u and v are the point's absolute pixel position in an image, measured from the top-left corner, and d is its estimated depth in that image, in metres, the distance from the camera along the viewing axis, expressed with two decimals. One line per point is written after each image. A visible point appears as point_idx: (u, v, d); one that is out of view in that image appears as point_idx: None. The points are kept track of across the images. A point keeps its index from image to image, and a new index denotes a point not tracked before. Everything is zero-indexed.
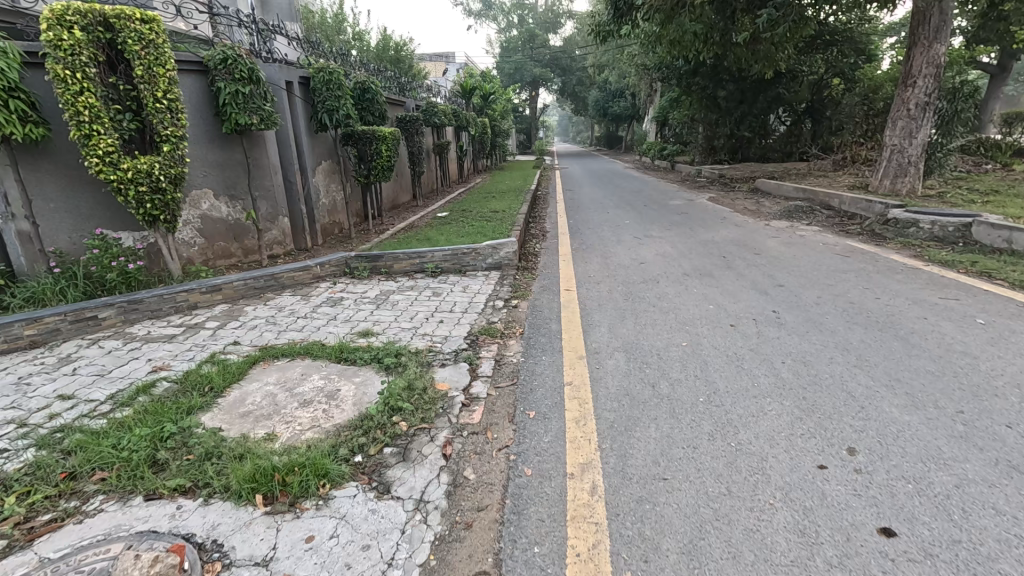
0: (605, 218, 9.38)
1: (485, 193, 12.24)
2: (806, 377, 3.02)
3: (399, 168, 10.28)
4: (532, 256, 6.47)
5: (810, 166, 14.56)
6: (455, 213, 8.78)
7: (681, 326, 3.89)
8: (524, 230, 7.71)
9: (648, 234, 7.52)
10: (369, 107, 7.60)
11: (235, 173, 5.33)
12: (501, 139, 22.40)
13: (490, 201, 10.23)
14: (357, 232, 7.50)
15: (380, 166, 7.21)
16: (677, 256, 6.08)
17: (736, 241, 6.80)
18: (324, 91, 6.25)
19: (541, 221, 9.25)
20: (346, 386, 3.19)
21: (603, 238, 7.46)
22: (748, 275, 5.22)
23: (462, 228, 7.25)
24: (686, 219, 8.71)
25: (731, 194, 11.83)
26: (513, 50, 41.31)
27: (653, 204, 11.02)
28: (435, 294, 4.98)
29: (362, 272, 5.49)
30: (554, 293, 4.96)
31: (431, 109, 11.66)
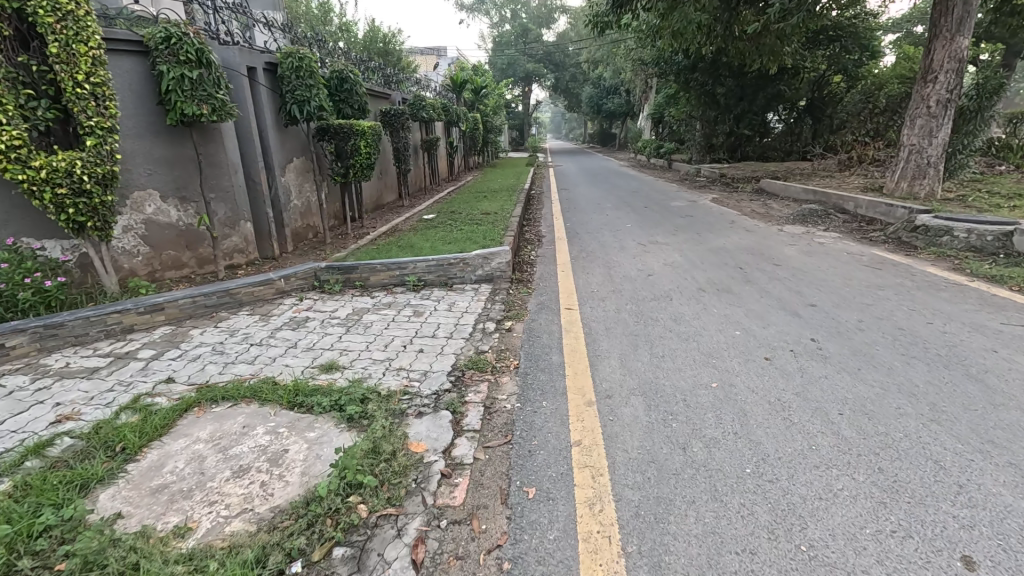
0: (604, 220, 8.77)
1: (476, 193, 11.58)
2: (876, 438, 2.40)
3: (384, 166, 9.58)
4: (527, 265, 5.83)
5: (815, 166, 14.03)
6: (443, 215, 8.12)
7: (707, 359, 3.28)
8: (519, 234, 7.06)
9: (652, 240, 6.91)
10: (348, 98, 6.88)
11: (185, 172, 4.62)
12: (494, 135, 21.72)
13: (481, 202, 9.57)
14: (333, 236, 6.80)
15: (359, 164, 6.53)
16: (689, 267, 5.47)
17: (751, 249, 6.21)
18: (293, 79, 5.54)
19: (537, 224, 8.61)
20: (295, 446, 2.53)
21: (604, 244, 6.83)
22: (771, 290, 4.62)
23: (449, 233, 6.59)
24: (691, 222, 8.12)
25: (735, 195, 11.26)
26: (506, 44, 40.56)
27: (654, 205, 10.42)
28: (415, 314, 4.31)
29: (334, 286, 4.81)
30: (553, 312, 4.33)
31: (419, 103, 10.96)
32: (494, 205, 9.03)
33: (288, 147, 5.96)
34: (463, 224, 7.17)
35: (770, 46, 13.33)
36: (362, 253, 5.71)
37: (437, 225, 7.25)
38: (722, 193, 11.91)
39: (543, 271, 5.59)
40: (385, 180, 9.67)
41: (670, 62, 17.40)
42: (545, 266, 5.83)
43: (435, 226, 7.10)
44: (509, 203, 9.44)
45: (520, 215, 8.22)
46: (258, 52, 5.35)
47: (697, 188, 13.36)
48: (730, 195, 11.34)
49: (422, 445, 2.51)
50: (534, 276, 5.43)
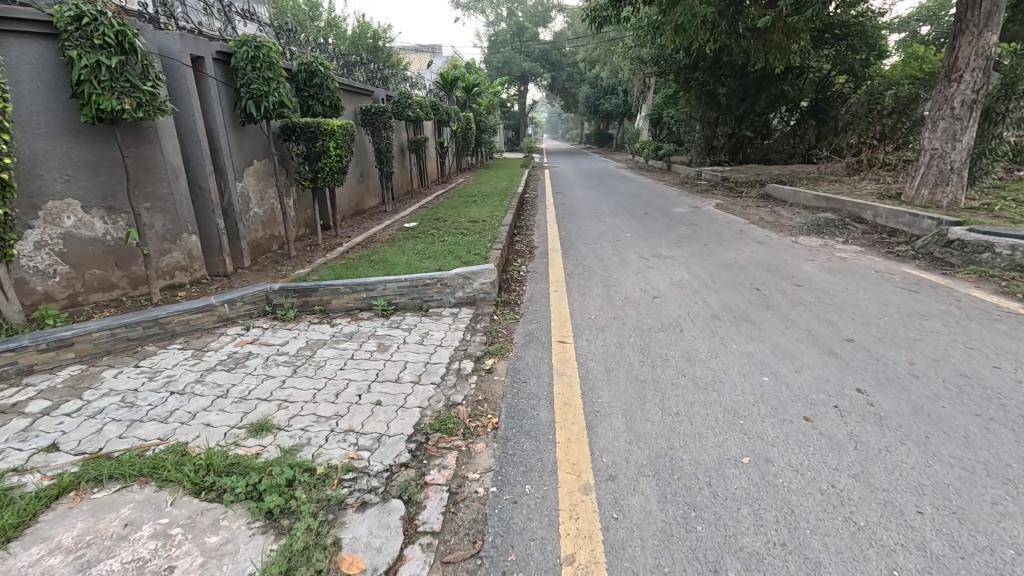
0: (602, 228, 8.13)
1: (467, 196, 10.91)
2: (977, 559, 1.75)
3: (365, 169, 8.90)
4: (515, 284, 5.18)
5: (821, 170, 13.42)
6: (426, 222, 7.45)
7: (731, 419, 2.63)
8: (508, 245, 6.40)
9: (655, 253, 6.27)
10: (318, 94, 6.18)
11: (112, 178, 3.93)
12: (487, 135, 21.03)
13: (470, 208, 8.90)
14: (299, 247, 6.12)
15: (329, 167, 5.86)
16: (698, 288, 4.82)
17: (766, 265, 5.57)
18: (250, 73, 4.85)
19: (529, 232, 7.95)
20: (185, 560, 1.86)
21: (602, 257, 6.18)
22: (796, 319, 3.98)
23: (430, 245, 5.93)
24: (697, 232, 7.48)
25: (740, 201, 10.63)
26: (502, 43, 39.94)
27: (655, 211, 9.79)
28: (379, 348, 3.65)
29: (289, 312, 4.14)
30: (542, 346, 3.67)
31: (404, 101, 10.25)
32: (483, 211, 8.36)
33: (246, 148, 5.27)
34: (446, 235, 6.51)
35: (775, 44, 12.71)
36: (328, 269, 5.04)
37: (418, 235, 6.58)
38: (726, 198, 11.28)
39: (533, 292, 4.93)
40: (367, 184, 8.99)
41: (671, 60, 16.79)
42: (536, 285, 5.17)
43: (416, 237, 6.43)
44: (500, 209, 8.77)
45: (510, 223, 7.56)
46: (207, 40, 4.66)
47: (699, 192, 12.72)
48: (734, 201, 10.72)
49: (358, 562, 1.83)
50: (522, 298, 4.77)
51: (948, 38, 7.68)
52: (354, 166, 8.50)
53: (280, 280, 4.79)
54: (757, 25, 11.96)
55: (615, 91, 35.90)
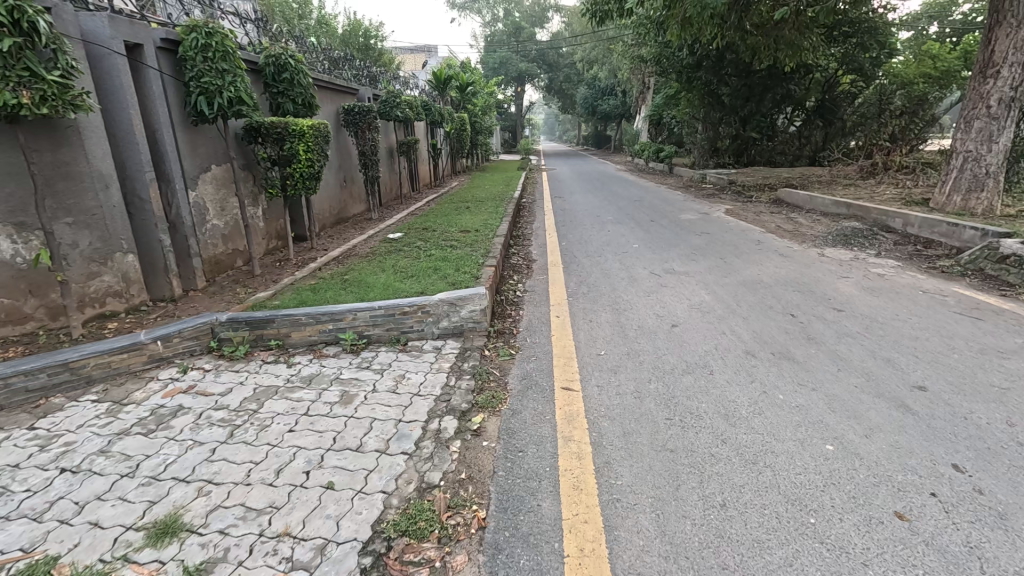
0: (606, 236, 7.46)
1: (459, 201, 10.24)
2: None
3: (348, 173, 8.23)
4: (511, 308, 4.50)
5: (833, 173, 12.83)
6: (414, 232, 6.76)
7: (800, 519, 1.95)
8: (502, 260, 5.73)
9: (667, 268, 5.60)
10: (288, 91, 5.48)
11: (21, 189, 3.24)
12: (483, 137, 20.34)
13: (461, 215, 8.21)
14: (267, 263, 5.42)
15: (299, 173, 5.18)
16: (723, 314, 4.16)
17: (795, 283, 4.91)
18: (200, 64, 4.14)
19: (527, 241, 7.28)
20: None
21: (608, 273, 5.49)
22: (848, 356, 3.31)
23: (414, 261, 5.23)
24: (711, 243, 6.82)
25: (751, 207, 9.97)
26: (498, 44, 39.38)
27: (661, 218, 9.12)
28: (342, 398, 2.95)
29: (238, 349, 3.45)
30: (542, 395, 2.99)
31: (392, 99, 9.55)
32: (476, 220, 7.68)
33: (201, 152, 4.58)
34: (433, 248, 5.81)
35: (786, 39, 12.05)
36: (294, 291, 4.35)
37: (402, 248, 5.90)
38: (735, 203, 10.61)
39: (530, 319, 4.24)
40: (350, 189, 8.31)
41: (674, 58, 16.15)
42: (534, 309, 4.48)
43: (399, 251, 5.75)
44: (494, 216, 8.08)
45: (506, 231, 6.88)
46: (148, 26, 3.98)
47: (706, 197, 12.06)
48: (745, 207, 10.06)
49: None
50: (519, 326, 4.09)
51: (983, 31, 7.05)
52: (335, 170, 7.82)
53: (236, 305, 4.10)
54: (767, 19, 11.31)
55: (613, 92, 35.28)
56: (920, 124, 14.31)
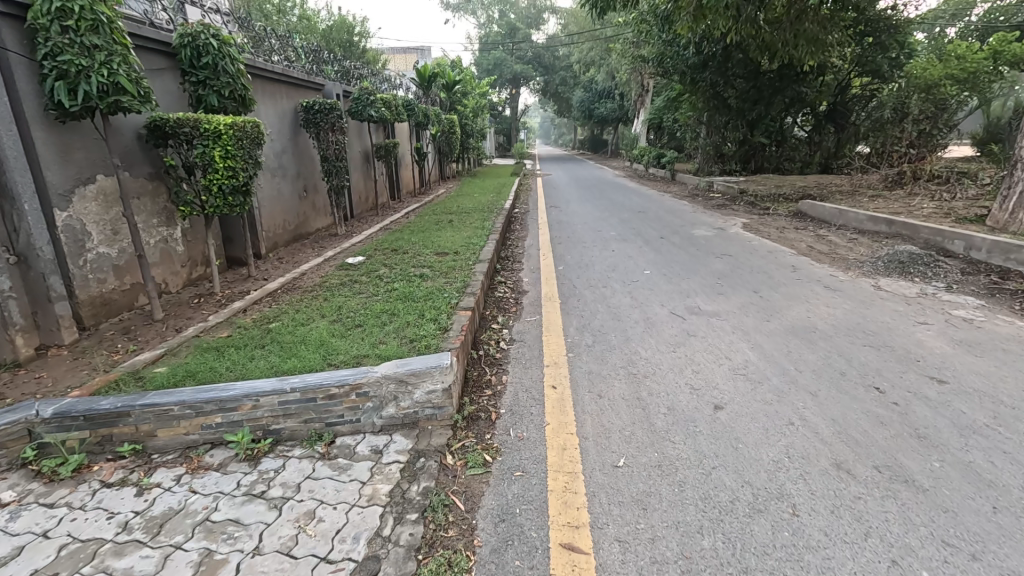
0: (610, 258, 6.32)
1: (442, 213, 9.08)
2: None
3: (309, 181, 7.07)
4: (491, 372, 3.33)
5: (853, 181, 11.83)
6: (381, 255, 5.59)
7: None
8: (484, 295, 4.57)
9: (690, 307, 4.47)
10: (211, 80, 4.28)
11: None
12: (474, 141, 19.20)
13: (440, 231, 7.06)
14: (182, 300, 4.25)
15: (218, 186, 3.97)
16: (782, 386, 3.02)
17: (861, 333, 3.79)
18: (54, 35, 2.95)
19: (517, 265, 6.13)
20: None
21: (617, 313, 4.34)
22: (996, 477, 2.18)
23: (369, 299, 4.07)
24: (738, 269, 5.70)
25: (771, 221, 8.87)
26: (492, 44, 38.38)
27: (670, 233, 8.01)
28: (198, 571, 1.78)
29: (72, 460, 2.28)
30: (530, 562, 1.84)
31: (365, 97, 8.41)
32: (458, 238, 6.52)
33: (76, 158, 3.42)
34: (397, 279, 4.65)
35: (806, 36, 11.01)
36: (193, 349, 3.17)
37: (358, 278, 4.73)
38: (751, 217, 9.51)
39: (515, 391, 3.09)
40: (312, 200, 7.15)
41: (678, 57, 15.10)
42: (522, 373, 3.33)
43: (354, 283, 4.58)
44: (479, 232, 6.91)
45: (491, 254, 5.74)
46: None
47: (716, 208, 10.95)
48: (763, 221, 8.97)
49: None
50: (500, 405, 2.93)
51: None
52: (292, 177, 6.64)
53: (102, 372, 2.93)
54: (784, 13, 10.26)
55: (611, 96, 34.28)
56: (943, 130, 13.46)
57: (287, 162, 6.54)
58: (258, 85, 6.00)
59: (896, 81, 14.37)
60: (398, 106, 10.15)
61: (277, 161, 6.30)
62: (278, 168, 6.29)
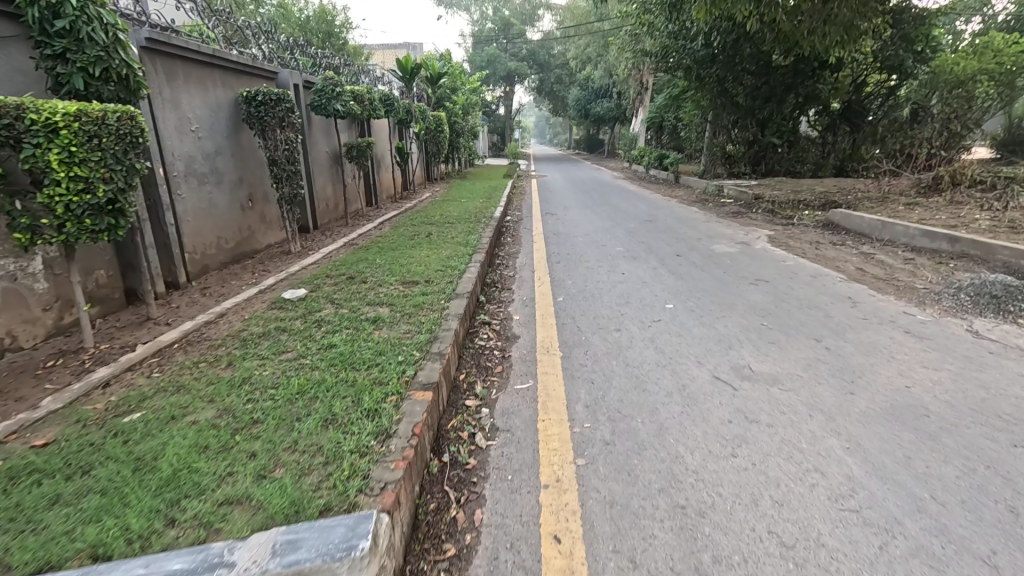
0: (620, 285, 5.14)
1: (421, 223, 7.89)
2: None
3: (255, 188, 5.84)
4: (459, 502, 2.13)
5: (881, 186, 10.76)
6: (335, 286, 4.38)
7: None
8: (459, 350, 3.36)
9: (737, 367, 3.29)
10: (74, 53, 3.04)
11: None
12: (465, 140, 17.98)
13: (414, 248, 5.88)
14: (27, 362, 3.00)
15: (66, 206, 2.68)
16: (934, 548, 1.82)
17: (1001, 420, 2.61)
18: None
19: (506, 294, 4.94)
20: None
21: (640, 379, 3.16)
22: None
23: (290, 364, 2.87)
24: (782, 303, 4.55)
25: (799, 234, 7.72)
26: (485, 41, 37.22)
27: (687, 248, 6.86)
28: None
29: None
30: None
31: (330, 87, 7.17)
32: (433, 259, 5.34)
33: None
34: (341, 326, 3.45)
35: (835, 24, 9.83)
36: None
37: (289, 324, 3.51)
38: (774, 227, 8.37)
39: (493, 546, 1.90)
40: (259, 210, 5.93)
41: (685, 50, 13.99)
42: (505, 502, 2.13)
43: (281, 332, 3.38)
44: (460, 250, 5.72)
45: (473, 281, 4.55)
46: None
47: (731, 217, 9.80)
48: (789, 233, 7.83)
49: None
50: None
51: None
52: (228, 183, 5.37)
53: None
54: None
55: (608, 95, 33.19)
56: None
57: (224, 165, 5.30)
58: (184, 67, 4.75)
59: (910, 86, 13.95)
60: (374, 100, 8.94)
61: (209, 164, 5.05)
62: (210, 171, 5.05)
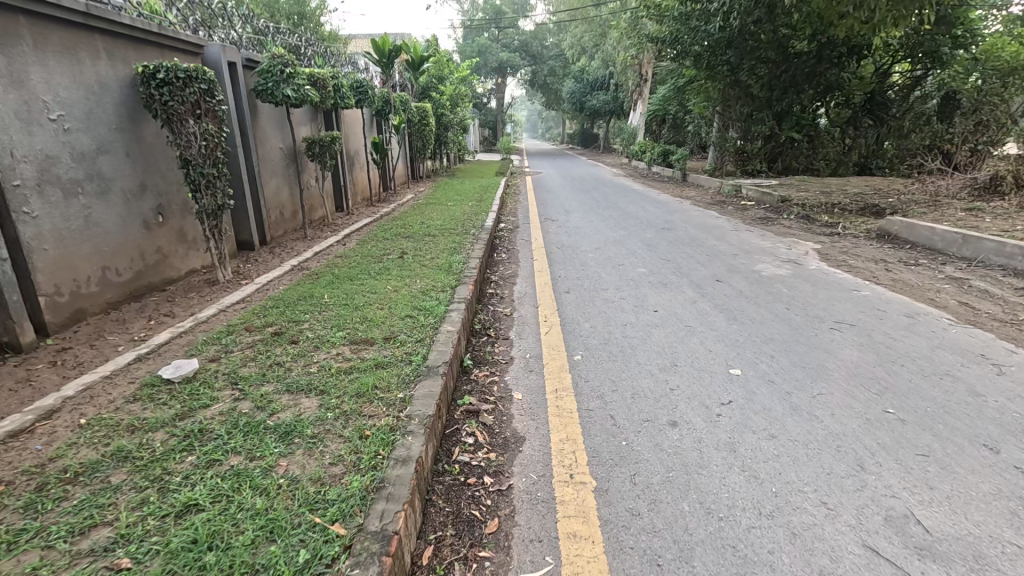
0: (658, 334, 3.77)
1: (395, 235, 6.49)
2: None
3: (166, 197, 4.39)
4: None
5: (927, 187, 9.50)
6: (251, 352, 2.97)
7: None
8: (424, 496, 1.97)
9: (896, 522, 1.94)
10: None
11: None
12: (453, 133, 16.49)
13: (381, 277, 4.50)
14: None
15: None
16: None
17: None
18: None
19: (503, 349, 3.55)
20: None
21: (743, 558, 1.79)
22: None
23: (85, 573, 1.47)
24: (895, 367, 3.21)
25: (854, 248, 6.39)
26: (476, 30, 35.70)
27: (725, 270, 5.51)
28: None
29: None
30: None
31: (279, 68, 5.72)
32: (402, 297, 3.94)
33: None
34: (226, 450, 2.04)
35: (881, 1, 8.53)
36: None
37: (144, 440, 2.11)
38: (818, 238, 7.06)
39: None
40: (173, 226, 4.48)
41: (698, 32, 12.84)
42: None
43: (120, 464, 1.96)
44: (439, 282, 4.32)
45: (455, 338, 3.15)
46: None
47: (760, 224, 8.47)
48: (840, 247, 6.49)
49: None
50: None
51: None
52: (119, 194, 3.91)
53: None
54: None
55: (603, 86, 31.65)
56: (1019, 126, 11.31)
57: (113, 167, 3.85)
58: (36, 27, 3.28)
59: (939, 74, 12.98)
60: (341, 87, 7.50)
61: (86, 167, 3.60)
62: (87, 177, 3.61)
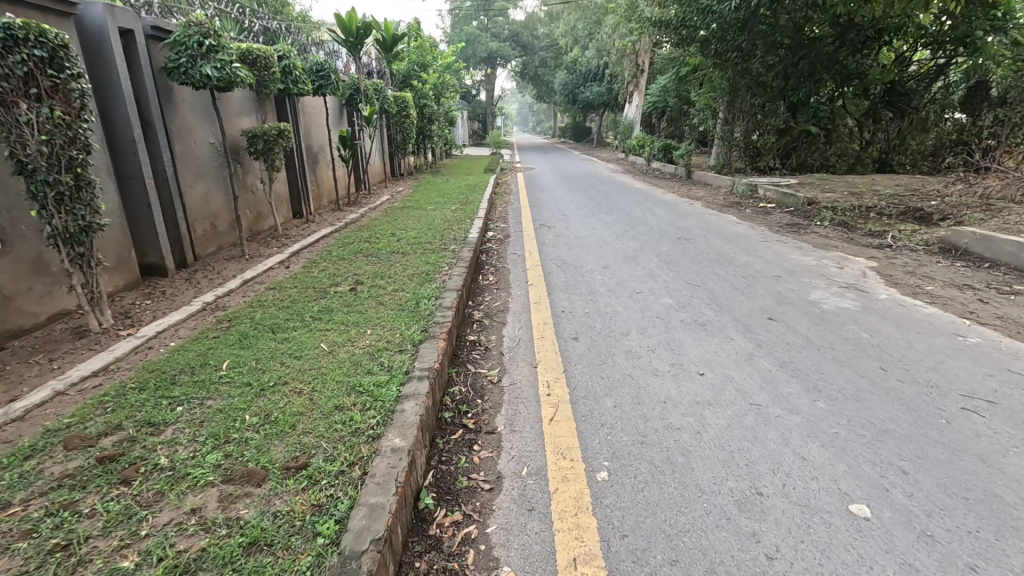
0: (716, 426, 2.54)
1: (355, 254, 5.18)
2: None
3: (6, 214, 3.06)
4: None
5: (973, 188, 8.45)
6: (39, 507, 1.68)
7: None
8: None
9: None
10: None
11: None
12: (438, 126, 15.15)
13: (317, 326, 3.23)
14: None
15: None
16: None
17: None
18: None
19: (487, 460, 2.30)
20: None
21: None
22: None
23: None
24: None
25: (920, 267, 5.22)
26: (464, 19, 34.29)
27: (774, 302, 4.29)
28: None
29: None
30: None
31: (195, 39, 4.39)
32: (339, 367, 2.67)
33: None
34: None
35: None
36: None
37: None
38: (870, 253, 5.89)
39: None
40: (21, 255, 3.15)
41: (708, 13, 11.72)
42: None
43: None
44: (397, 338, 3.05)
45: (404, 465, 1.89)
46: None
47: (790, 231, 7.30)
48: (903, 265, 5.32)
49: None
50: None
51: None
52: None
53: None
54: None
55: (597, 78, 30.33)
56: None
57: None
58: None
59: (963, 63, 12.15)
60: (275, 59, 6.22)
61: None
62: None
